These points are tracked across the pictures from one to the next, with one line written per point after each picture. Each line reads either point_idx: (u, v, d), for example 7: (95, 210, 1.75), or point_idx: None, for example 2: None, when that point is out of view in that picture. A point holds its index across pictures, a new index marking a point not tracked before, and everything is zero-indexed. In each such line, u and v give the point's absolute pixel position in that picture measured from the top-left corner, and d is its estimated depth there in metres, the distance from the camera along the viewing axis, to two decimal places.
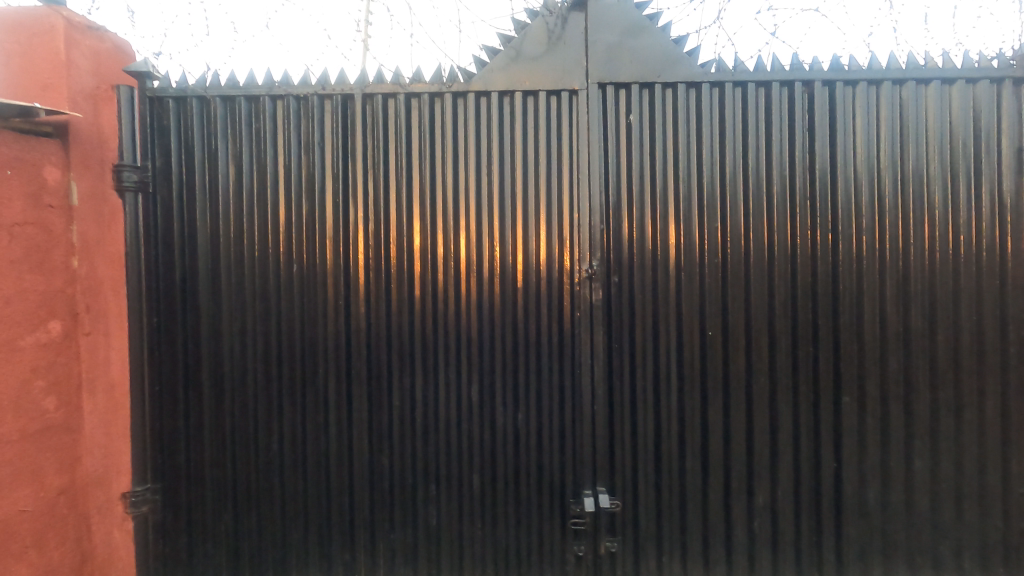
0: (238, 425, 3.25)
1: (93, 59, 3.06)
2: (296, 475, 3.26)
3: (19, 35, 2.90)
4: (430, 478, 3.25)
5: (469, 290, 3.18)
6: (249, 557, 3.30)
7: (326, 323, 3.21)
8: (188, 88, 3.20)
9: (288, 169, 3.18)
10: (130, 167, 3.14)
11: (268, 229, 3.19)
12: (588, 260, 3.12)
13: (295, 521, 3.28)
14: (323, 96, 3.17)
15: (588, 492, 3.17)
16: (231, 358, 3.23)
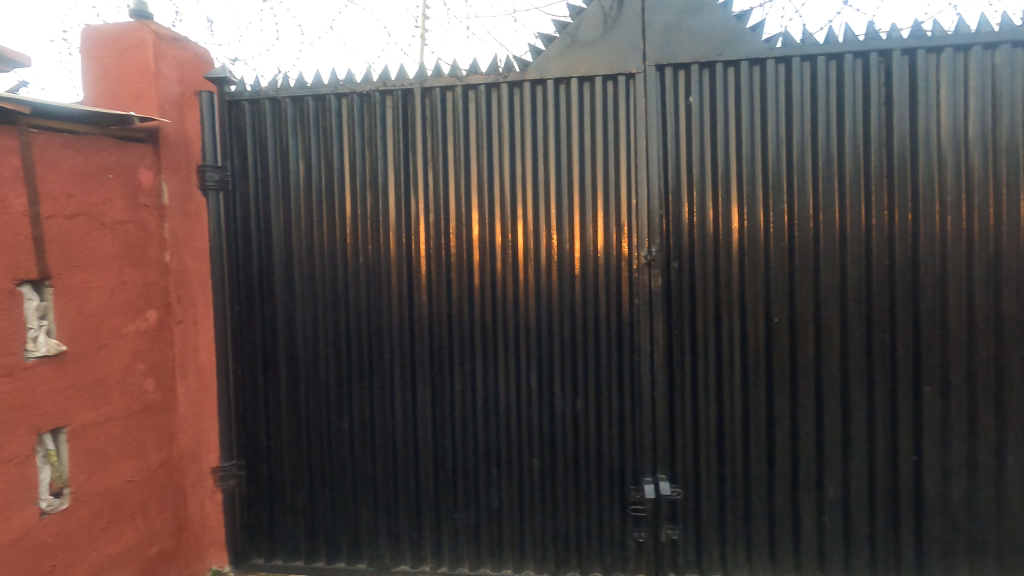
0: (312, 405, 3.46)
1: (178, 68, 3.32)
2: (365, 456, 3.44)
3: (116, 50, 3.20)
4: (491, 462, 3.34)
5: (527, 277, 3.22)
6: (323, 531, 3.52)
7: (391, 311, 3.35)
8: (261, 91, 3.39)
9: (353, 163, 3.32)
10: (212, 168, 3.39)
11: (336, 222, 3.35)
12: (647, 246, 3.08)
13: (365, 499, 3.46)
14: (384, 92, 3.28)
15: (648, 479, 3.16)
16: (304, 345, 3.43)
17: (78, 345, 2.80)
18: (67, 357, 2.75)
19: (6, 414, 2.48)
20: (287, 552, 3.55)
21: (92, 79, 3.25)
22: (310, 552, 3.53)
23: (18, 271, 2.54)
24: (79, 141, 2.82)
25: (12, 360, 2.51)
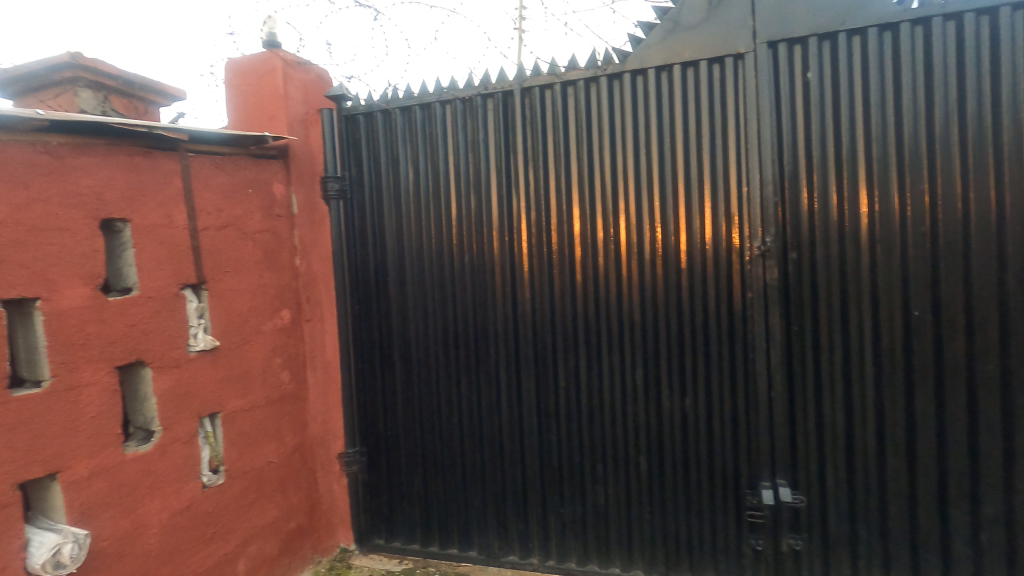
0: (424, 399, 3.65)
1: (303, 89, 3.66)
2: (474, 448, 3.57)
3: (252, 78, 3.60)
4: (597, 458, 3.32)
5: (630, 272, 3.16)
6: (437, 518, 3.71)
7: (495, 308, 3.44)
8: (374, 104, 3.62)
9: (458, 167, 3.46)
10: (333, 178, 3.69)
11: (443, 224, 3.51)
12: (761, 235, 2.90)
13: (474, 489, 3.60)
14: (486, 95, 3.37)
15: (766, 484, 2.98)
16: (416, 341, 3.64)
17: (228, 341, 3.19)
18: (221, 351, 3.14)
19: (175, 399, 2.90)
20: (405, 535, 3.79)
21: (234, 106, 3.69)
22: (425, 537, 3.74)
23: (182, 277, 2.94)
24: (225, 161, 3.21)
25: (179, 353, 2.92)
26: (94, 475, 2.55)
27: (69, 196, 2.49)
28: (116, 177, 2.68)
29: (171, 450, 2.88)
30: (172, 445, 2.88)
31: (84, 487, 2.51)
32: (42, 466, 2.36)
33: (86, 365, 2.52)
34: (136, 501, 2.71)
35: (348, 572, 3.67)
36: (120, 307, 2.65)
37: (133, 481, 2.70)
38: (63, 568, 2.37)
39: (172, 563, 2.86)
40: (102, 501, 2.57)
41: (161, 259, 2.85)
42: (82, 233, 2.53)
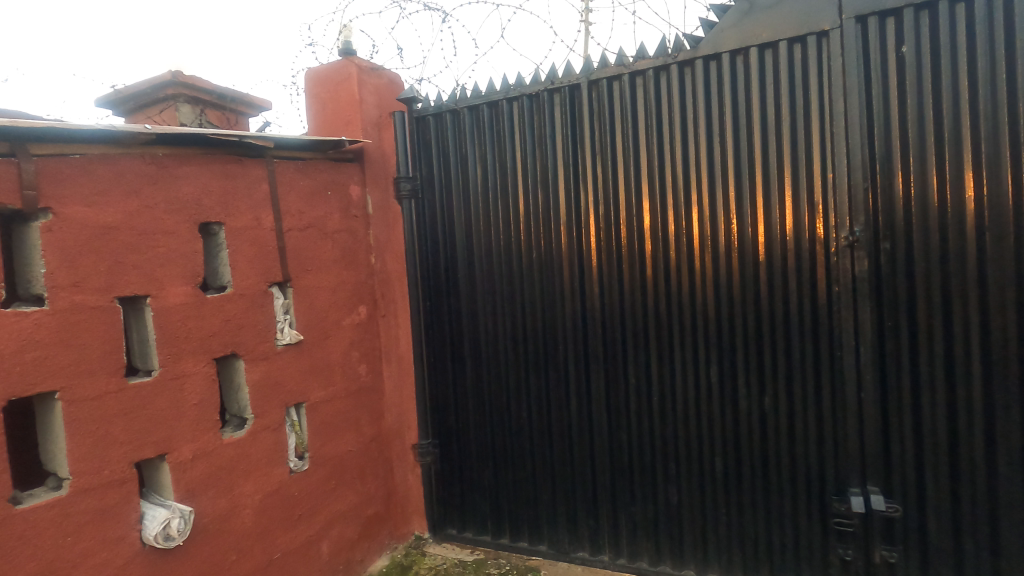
0: (494, 393, 3.71)
1: (376, 94, 3.81)
2: (544, 443, 3.59)
3: (330, 85, 3.78)
4: (669, 457, 3.24)
5: (704, 266, 3.05)
6: (507, 511, 3.76)
7: (563, 303, 3.44)
8: (443, 104, 3.70)
9: (525, 163, 3.47)
10: (405, 178, 3.80)
11: (511, 220, 3.54)
12: (849, 225, 2.71)
13: (544, 485, 3.61)
14: (552, 90, 3.35)
15: (855, 490, 2.79)
16: (486, 336, 3.70)
17: (311, 335, 3.38)
18: (305, 345, 3.34)
19: (265, 389, 3.12)
20: (476, 526, 3.87)
21: (314, 112, 3.90)
22: (496, 529, 3.80)
23: (270, 276, 3.15)
24: (307, 166, 3.40)
25: (268, 347, 3.13)
26: (197, 458, 2.79)
27: (172, 203, 2.73)
28: (212, 184, 2.90)
29: (262, 436, 3.10)
30: (262, 432, 3.10)
31: (188, 468, 2.75)
32: (153, 448, 2.62)
33: (189, 356, 2.76)
34: (232, 483, 2.95)
35: (423, 559, 3.80)
36: (216, 304, 2.88)
37: (230, 464, 2.93)
38: (173, 540, 2.61)
39: (264, 542, 3.08)
40: (203, 481, 2.82)
41: (252, 259, 3.07)
42: (184, 237, 2.76)
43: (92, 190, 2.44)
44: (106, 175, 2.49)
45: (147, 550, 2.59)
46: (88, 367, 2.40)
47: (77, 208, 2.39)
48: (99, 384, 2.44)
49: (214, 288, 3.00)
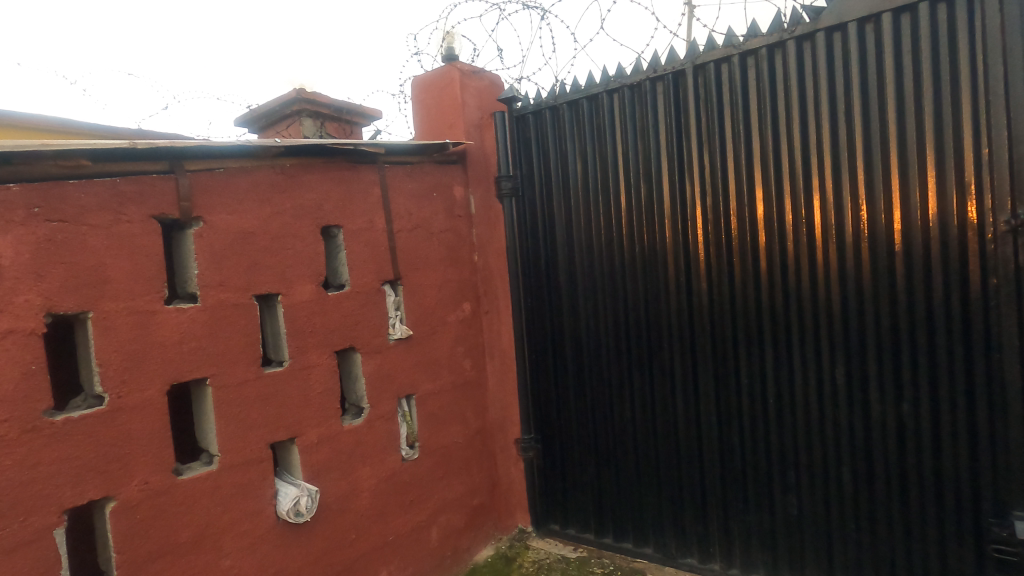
0: (596, 391, 3.66)
1: (478, 96, 3.91)
2: (648, 442, 3.48)
3: (434, 91, 3.94)
4: (788, 464, 3.01)
5: (828, 258, 2.79)
6: (611, 510, 3.70)
7: (669, 299, 3.31)
8: (542, 102, 3.70)
9: (626, 155, 3.38)
10: (506, 177, 3.87)
11: (612, 214, 3.47)
12: (1012, 207, 2.34)
13: (649, 486, 3.51)
14: (655, 79, 3.23)
15: (1021, 514, 2.44)
16: (587, 332, 3.66)
17: (419, 330, 3.56)
18: (414, 340, 3.52)
19: (379, 381, 3.32)
20: (579, 523, 3.85)
21: (420, 118, 4.09)
22: (599, 528, 3.76)
23: (382, 274, 3.36)
24: (414, 169, 3.57)
25: (382, 341, 3.34)
26: (321, 442, 3.04)
27: (297, 209, 2.99)
28: (331, 190, 3.14)
29: (377, 425, 3.31)
30: (377, 421, 3.31)
31: (314, 452, 3.01)
32: (284, 431, 2.89)
33: (314, 349, 3.01)
34: (351, 467, 3.18)
35: (526, 552, 3.85)
36: (336, 301, 3.12)
37: (349, 449, 3.16)
38: (302, 517, 2.87)
39: (379, 523, 3.30)
40: (327, 464, 3.06)
41: (366, 259, 3.28)
42: (308, 239, 3.02)
43: (233, 200, 2.74)
44: (244, 185, 2.78)
45: (280, 524, 2.86)
46: (232, 357, 2.70)
47: (221, 216, 2.69)
48: (241, 372, 2.73)
49: (334, 285, 3.25)
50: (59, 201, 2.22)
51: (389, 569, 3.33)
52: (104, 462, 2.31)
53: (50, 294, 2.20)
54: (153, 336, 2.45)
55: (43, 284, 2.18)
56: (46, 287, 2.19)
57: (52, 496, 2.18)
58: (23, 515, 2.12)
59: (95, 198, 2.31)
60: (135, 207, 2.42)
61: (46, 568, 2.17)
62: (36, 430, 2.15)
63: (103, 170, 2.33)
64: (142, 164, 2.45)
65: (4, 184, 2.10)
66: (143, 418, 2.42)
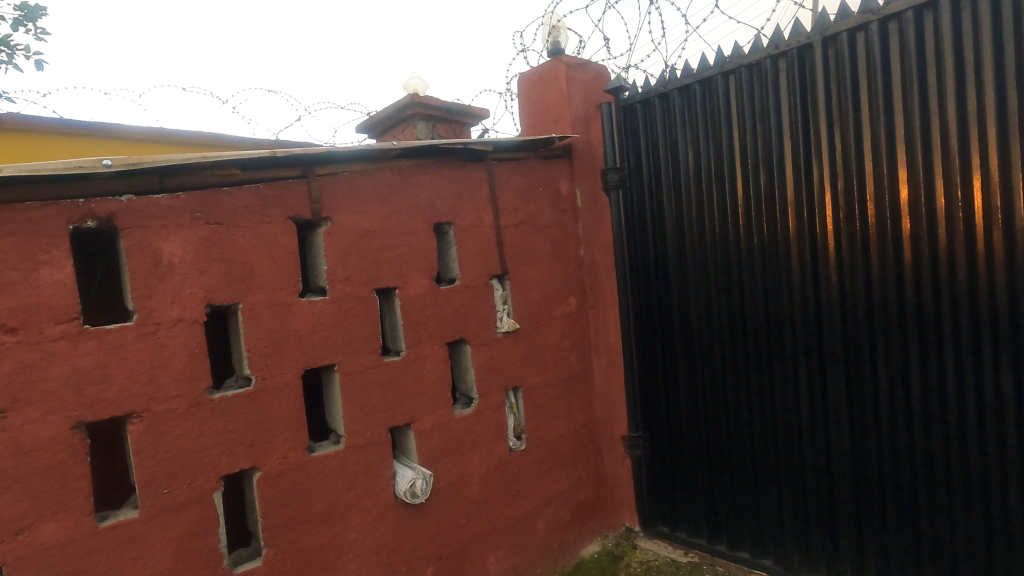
0: (709, 390, 3.49)
1: (583, 88, 3.88)
2: (767, 447, 3.26)
3: (540, 86, 3.96)
4: (936, 481, 2.66)
5: (991, 247, 2.41)
6: (724, 516, 3.51)
7: (792, 294, 3.06)
8: (650, 90, 3.57)
9: (743, 140, 3.16)
10: (613, 169, 3.77)
11: (727, 204, 3.27)
12: None
13: (768, 494, 3.28)
14: (777, 56, 2.98)
15: None
16: (699, 329, 3.50)
17: (526, 324, 3.61)
18: (521, 333, 3.58)
19: (488, 372, 3.42)
20: (690, 528, 3.69)
21: (527, 114, 4.14)
22: (712, 534, 3.58)
23: (491, 269, 3.45)
24: (521, 165, 3.63)
25: (490, 334, 3.44)
26: (434, 429, 3.20)
27: (412, 207, 3.16)
28: (443, 188, 3.28)
29: (486, 415, 3.41)
30: (486, 411, 3.42)
31: (428, 437, 3.17)
32: (402, 417, 3.07)
33: (428, 341, 3.17)
34: (462, 454, 3.31)
35: (634, 552, 3.78)
36: (447, 294, 3.26)
37: (460, 437, 3.30)
38: (417, 498, 3.04)
39: (488, 511, 3.41)
40: (440, 449, 3.22)
41: (475, 254, 3.39)
42: (422, 236, 3.18)
43: (356, 201, 2.95)
44: (365, 187, 2.99)
45: (398, 503, 3.06)
46: (356, 347, 2.93)
47: (346, 215, 2.92)
48: (364, 360, 2.95)
49: (445, 280, 3.40)
50: (215, 206, 2.54)
51: (497, 555, 3.44)
52: (252, 436, 2.61)
53: (209, 287, 2.51)
54: (291, 325, 2.72)
55: (204, 279, 2.50)
56: (206, 282, 2.51)
57: (212, 464, 2.51)
58: (189, 478, 2.46)
59: (243, 202, 2.61)
60: (275, 209, 2.70)
61: (207, 526, 2.50)
62: (199, 405, 2.47)
63: (249, 178, 2.62)
64: (281, 170, 2.71)
65: (174, 194, 2.44)
66: (282, 399, 2.70)
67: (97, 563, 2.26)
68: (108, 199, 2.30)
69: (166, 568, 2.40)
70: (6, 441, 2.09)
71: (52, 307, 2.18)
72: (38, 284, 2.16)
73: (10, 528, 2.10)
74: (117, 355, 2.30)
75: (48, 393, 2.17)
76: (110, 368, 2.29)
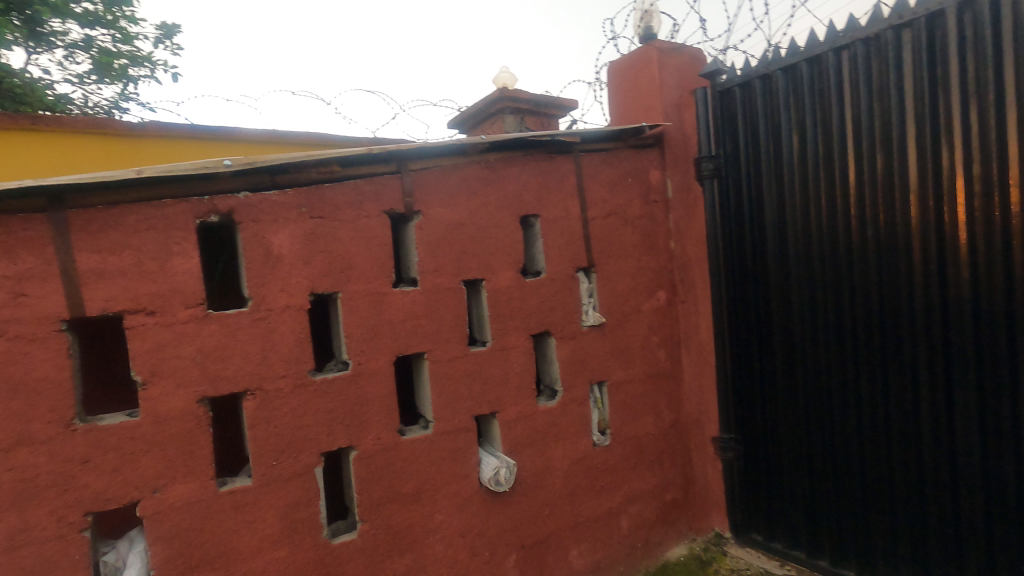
0: (812, 394, 3.24)
1: (677, 73, 3.73)
2: (879, 458, 2.98)
3: (630, 73, 3.85)
4: None
5: None
6: (827, 530, 3.26)
7: (913, 291, 2.76)
8: (750, 71, 3.35)
9: (857, 122, 2.88)
10: (707, 157, 3.60)
11: (837, 192, 3.00)
12: None
13: (880, 510, 3.00)
14: (900, 26, 2.68)
15: None
16: (801, 326, 3.26)
17: (613, 317, 3.55)
18: (607, 327, 3.53)
19: (573, 366, 3.41)
20: (787, 538, 3.46)
21: (616, 103, 4.04)
22: (813, 548, 3.34)
23: (578, 261, 3.42)
24: (609, 156, 3.56)
25: (576, 327, 3.42)
26: (519, 419, 3.24)
27: (500, 200, 3.20)
28: (530, 181, 3.29)
29: (570, 408, 3.41)
30: (571, 404, 3.40)
31: (513, 427, 3.22)
32: (488, 405, 3.14)
33: (513, 332, 3.21)
34: (546, 446, 3.32)
35: (724, 559, 3.61)
36: (533, 287, 3.27)
37: (544, 428, 3.31)
38: (501, 486, 3.09)
39: (571, 504, 3.41)
40: (524, 440, 3.26)
41: (562, 246, 3.37)
42: (510, 228, 3.22)
43: (446, 194, 3.04)
44: (455, 180, 3.06)
45: (483, 490, 3.13)
46: (445, 336, 3.02)
47: (436, 209, 3.01)
48: (452, 349, 3.04)
49: (532, 272, 3.42)
50: (319, 201, 2.71)
51: (579, 548, 3.43)
52: (350, 417, 2.78)
53: (313, 277, 2.70)
54: (385, 314, 2.86)
55: (308, 269, 2.69)
56: (311, 272, 2.70)
57: (314, 440, 2.70)
58: (295, 453, 2.67)
59: (343, 197, 2.77)
60: (372, 203, 2.84)
61: (309, 497, 2.71)
62: (303, 386, 2.68)
63: (348, 174, 2.78)
64: (376, 166, 2.85)
65: (283, 190, 2.64)
66: (376, 383, 2.85)
67: (217, 523, 2.52)
68: (228, 196, 2.54)
69: (274, 533, 2.63)
70: (146, 409, 2.38)
71: (183, 293, 2.45)
72: (172, 272, 2.43)
73: (150, 486, 2.40)
74: (236, 337, 2.54)
75: (179, 369, 2.44)
76: (229, 349, 2.53)
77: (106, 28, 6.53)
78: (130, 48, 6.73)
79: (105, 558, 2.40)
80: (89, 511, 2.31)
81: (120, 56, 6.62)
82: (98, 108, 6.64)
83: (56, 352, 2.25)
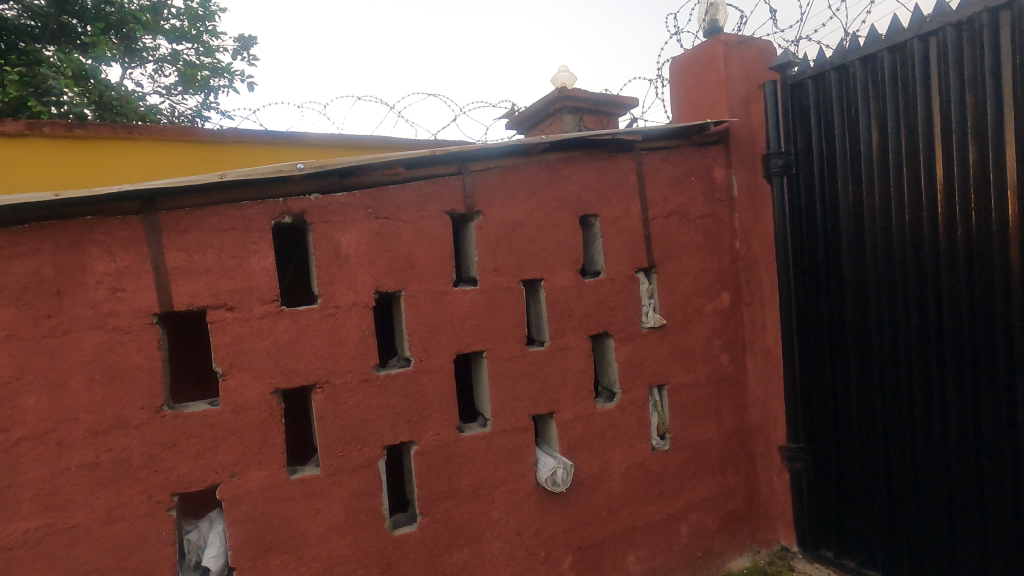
0: (891, 403, 3.05)
1: (744, 67, 3.59)
2: (967, 475, 2.75)
3: (694, 68, 3.75)
4: None
5: None
6: (905, 549, 3.05)
7: (1009, 296, 2.54)
8: (825, 62, 3.18)
9: (946, 113, 2.68)
10: (776, 154, 3.45)
11: (921, 188, 2.80)
12: None
13: (967, 530, 2.78)
14: (998, 8, 2.47)
15: None
16: (880, 331, 3.07)
17: (674, 319, 3.47)
18: (668, 329, 3.45)
19: (632, 367, 3.35)
20: (861, 556, 3.27)
21: (679, 99, 3.94)
22: (890, 567, 3.13)
23: (638, 261, 3.36)
24: (672, 154, 3.48)
25: (635, 328, 3.36)
26: (577, 420, 3.22)
27: (560, 200, 3.19)
28: (589, 180, 3.27)
29: (629, 411, 3.36)
30: (629, 407, 3.35)
31: (570, 428, 3.20)
32: (546, 405, 3.14)
33: (572, 333, 3.20)
34: (603, 448, 3.29)
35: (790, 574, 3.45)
36: (592, 287, 3.25)
37: (602, 430, 3.28)
38: (558, 487, 3.08)
39: (629, 508, 3.36)
40: (581, 442, 3.23)
41: (622, 246, 3.33)
42: (569, 228, 3.21)
43: (506, 195, 3.06)
44: (515, 181, 3.08)
45: (540, 490, 3.14)
46: (504, 335, 3.05)
47: (496, 209, 3.04)
48: (510, 348, 3.07)
49: (591, 272, 3.39)
50: (384, 202, 2.80)
51: (636, 554, 3.37)
52: (411, 412, 2.86)
53: (377, 276, 2.79)
54: (445, 312, 2.92)
55: (374, 268, 2.79)
56: (375, 270, 2.79)
57: (378, 434, 2.80)
58: (360, 445, 2.77)
59: (406, 198, 2.85)
60: (434, 204, 2.91)
61: (372, 489, 2.80)
62: (368, 381, 2.77)
63: (412, 176, 2.86)
64: (438, 168, 2.91)
65: (350, 192, 2.75)
66: (437, 380, 2.91)
67: (288, 509, 2.65)
68: (301, 198, 2.67)
69: (340, 521, 2.74)
70: (225, 399, 2.54)
71: (259, 289, 2.59)
72: (249, 269, 2.58)
73: (228, 471, 2.56)
74: (307, 333, 2.67)
75: (255, 362, 2.59)
76: (300, 343, 2.66)
77: (190, 43, 7.00)
78: (212, 60, 7.19)
79: (188, 537, 2.60)
80: (175, 492, 2.49)
81: (202, 68, 7.09)
82: (183, 117, 7.14)
83: (148, 344, 2.44)
